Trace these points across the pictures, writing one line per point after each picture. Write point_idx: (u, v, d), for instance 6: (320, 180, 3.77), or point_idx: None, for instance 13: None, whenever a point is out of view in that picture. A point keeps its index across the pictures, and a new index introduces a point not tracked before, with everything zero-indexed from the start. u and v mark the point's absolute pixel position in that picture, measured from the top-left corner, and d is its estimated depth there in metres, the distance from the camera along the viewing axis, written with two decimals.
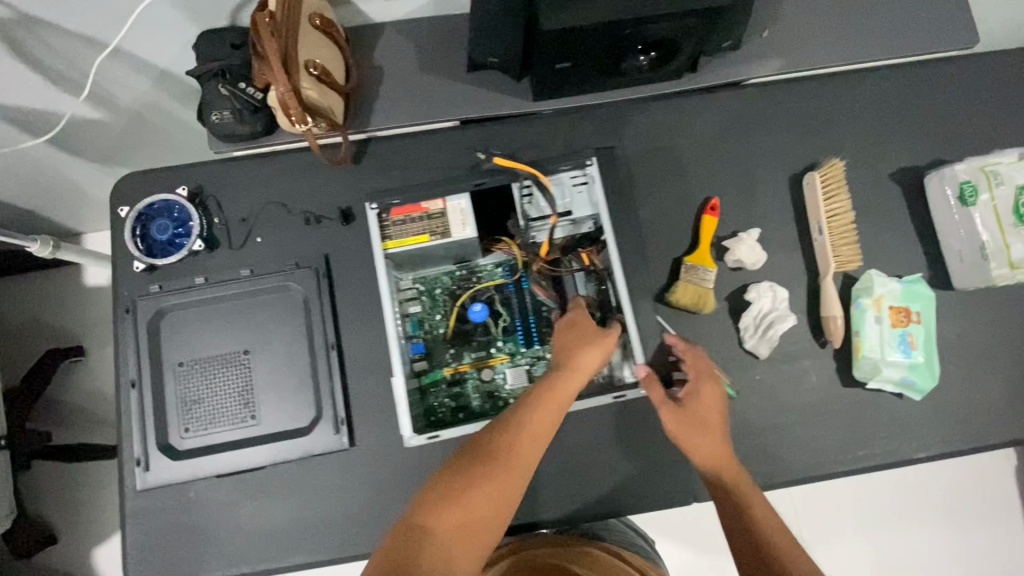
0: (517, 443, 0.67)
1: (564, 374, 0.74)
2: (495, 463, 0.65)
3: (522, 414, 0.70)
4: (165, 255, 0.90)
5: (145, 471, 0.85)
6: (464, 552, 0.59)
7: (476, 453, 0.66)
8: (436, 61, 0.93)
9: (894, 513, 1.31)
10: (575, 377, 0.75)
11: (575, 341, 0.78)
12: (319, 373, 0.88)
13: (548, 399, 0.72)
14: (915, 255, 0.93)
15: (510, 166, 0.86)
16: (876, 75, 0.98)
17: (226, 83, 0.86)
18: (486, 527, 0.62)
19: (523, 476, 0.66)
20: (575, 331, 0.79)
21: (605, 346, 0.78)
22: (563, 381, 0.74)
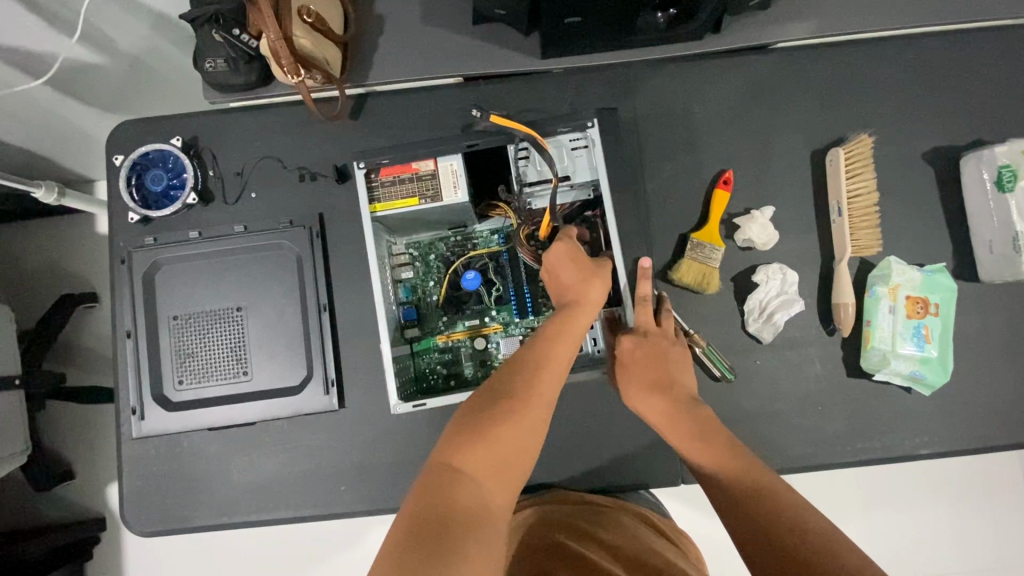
0: (534, 383, 0.66)
1: (573, 313, 0.73)
2: (515, 402, 0.65)
3: (537, 354, 0.69)
4: (160, 207, 0.89)
5: (141, 420, 0.86)
6: (496, 491, 0.59)
7: (497, 396, 0.65)
8: (440, 11, 0.88)
9: (931, 498, 1.18)
10: (585, 313, 0.73)
11: (583, 278, 0.75)
12: (311, 334, 0.87)
13: (559, 339, 0.70)
14: (940, 242, 0.87)
15: (506, 126, 0.80)
16: (919, 42, 0.89)
17: (219, 29, 0.81)
18: (515, 465, 0.62)
19: (542, 411, 0.66)
20: (577, 267, 0.75)
21: (608, 281, 0.76)
22: (573, 320, 0.72)
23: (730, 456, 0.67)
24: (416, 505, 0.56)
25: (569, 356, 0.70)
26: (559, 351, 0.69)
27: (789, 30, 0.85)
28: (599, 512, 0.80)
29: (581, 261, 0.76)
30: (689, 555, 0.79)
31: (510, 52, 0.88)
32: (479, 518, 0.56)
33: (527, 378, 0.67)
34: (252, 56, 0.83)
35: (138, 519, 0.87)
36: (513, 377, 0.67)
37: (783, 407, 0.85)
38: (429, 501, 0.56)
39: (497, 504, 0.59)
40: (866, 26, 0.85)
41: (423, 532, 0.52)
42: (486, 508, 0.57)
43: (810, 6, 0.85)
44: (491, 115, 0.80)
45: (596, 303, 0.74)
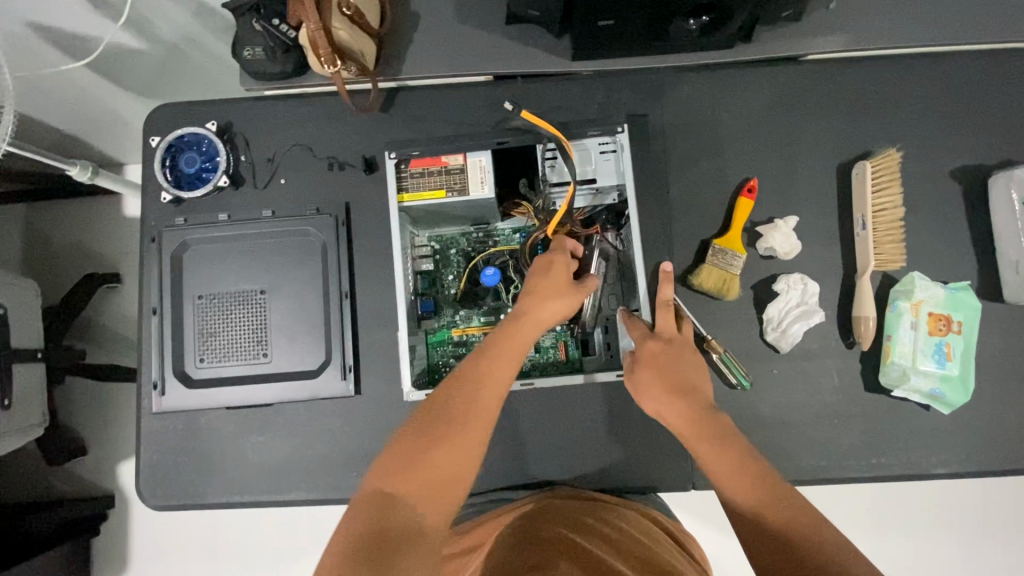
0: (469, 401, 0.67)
1: (522, 328, 0.73)
2: (452, 420, 0.65)
3: (475, 369, 0.69)
4: (191, 188, 0.91)
5: (161, 395, 0.88)
6: (431, 505, 0.59)
7: (435, 412, 0.65)
8: (475, 10, 0.89)
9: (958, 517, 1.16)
10: (529, 327, 0.73)
11: (537, 292, 0.75)
12: (331, 320, 0.88)
13: (502, 354, 0.71)
14: (965, 261, 0.87)
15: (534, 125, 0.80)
16: (950, 60, 0.89)
17: (260, 19, 0.84)
18: (451, 483, 0.61)
19: (482, 429, 0.65)
20: (539, 282, 0.77)
21: (567, 295, 0.76)
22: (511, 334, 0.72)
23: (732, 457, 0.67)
24: (352, 523, 0.56)
25: (511, 371, 0.70)
26: (497, 366, 0.70)
27: (821, 42, 0.86)
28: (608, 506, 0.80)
29: (549, 276, 0.77)
30: (698, 560, 0.78)
31: (541, 53, 0.89)
32: (411, 536, 0.55)
33: (466, 395, 0.67)
34: (289, 46, 0.86)
35: (151, 493, 0.88)
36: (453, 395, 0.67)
37: (798, 418, 0.85)
38: (365, 520, 0.56)
39: (430, 523, 0.58)
40: (898, 41, 0.86)
41: (361, 547, 0.53)
42: (420, 528, 0.57)
43: (843, 20, 0.86)
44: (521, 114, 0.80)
45: (546, 318, 0.74)
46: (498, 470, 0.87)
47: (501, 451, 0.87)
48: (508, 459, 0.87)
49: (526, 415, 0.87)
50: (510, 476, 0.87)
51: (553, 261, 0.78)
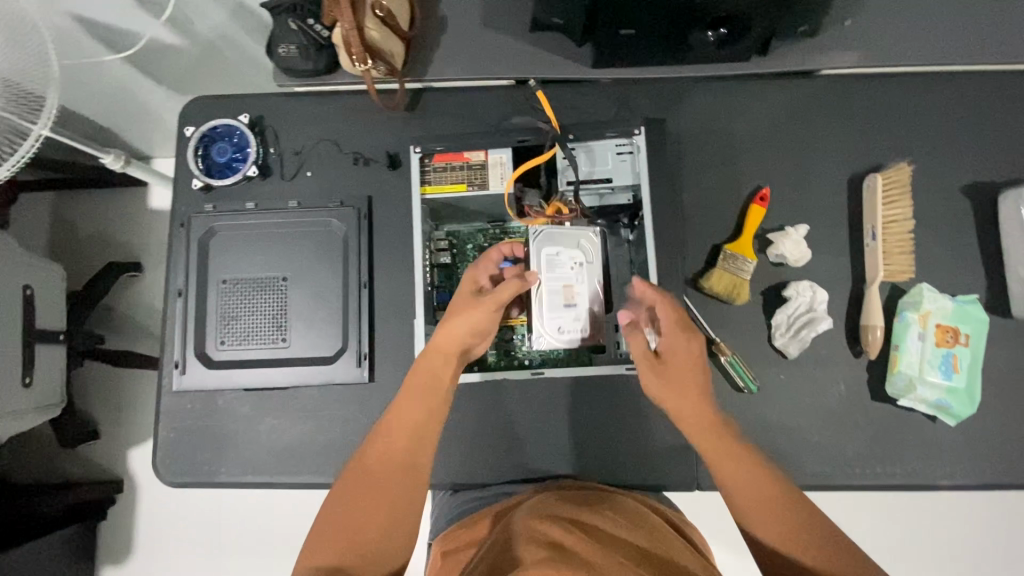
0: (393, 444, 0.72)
1: (434, 365, 0.76)
2: (373, 474, 0.70)
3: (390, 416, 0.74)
4: (222, 177, 0.95)
5: (182, 374, 0.90)
6: (370, 554, 0.66)
7: (359, 471, 0.71)
8: (500, 17, 0.93)
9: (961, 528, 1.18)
10: (441, 358, 0.77)
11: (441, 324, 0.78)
12: (349, 309, 0.91)
13: (411, 396, 0.74)
14: (974, 275, 0.88)
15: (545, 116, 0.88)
16: (963, 80, 0.91)
17: (295, 18, 0.88)
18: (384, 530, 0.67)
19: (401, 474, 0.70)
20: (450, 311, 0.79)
21: (469, 316, 0.76)
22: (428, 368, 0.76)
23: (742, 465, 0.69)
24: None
25: (423, 406, 0.74)
26: (414, 403, 0.74)
27: (835, 58, 0.88)
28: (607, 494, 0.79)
29: (455, 300, 0.79)
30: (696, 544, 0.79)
31: (562, 60, 0.92)
32: None
33: (382, 447, 0.72)
34: (322, 45, 0.90)
35: (167, 470, 0.90)
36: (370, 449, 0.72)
37: (805, 424, 0.86)
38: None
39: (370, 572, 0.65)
40: (911, 59, 0.88)
41: None
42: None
43: (858, 37, 0.88)
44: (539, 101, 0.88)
45: (459, 340, 0.77)
46: (506, 462, 0.88)
47: (509, 444, 0.88)
48: (516, 452, 0.88)
49: (535, 410, 0.89)
50: (517, 469, 0.88)
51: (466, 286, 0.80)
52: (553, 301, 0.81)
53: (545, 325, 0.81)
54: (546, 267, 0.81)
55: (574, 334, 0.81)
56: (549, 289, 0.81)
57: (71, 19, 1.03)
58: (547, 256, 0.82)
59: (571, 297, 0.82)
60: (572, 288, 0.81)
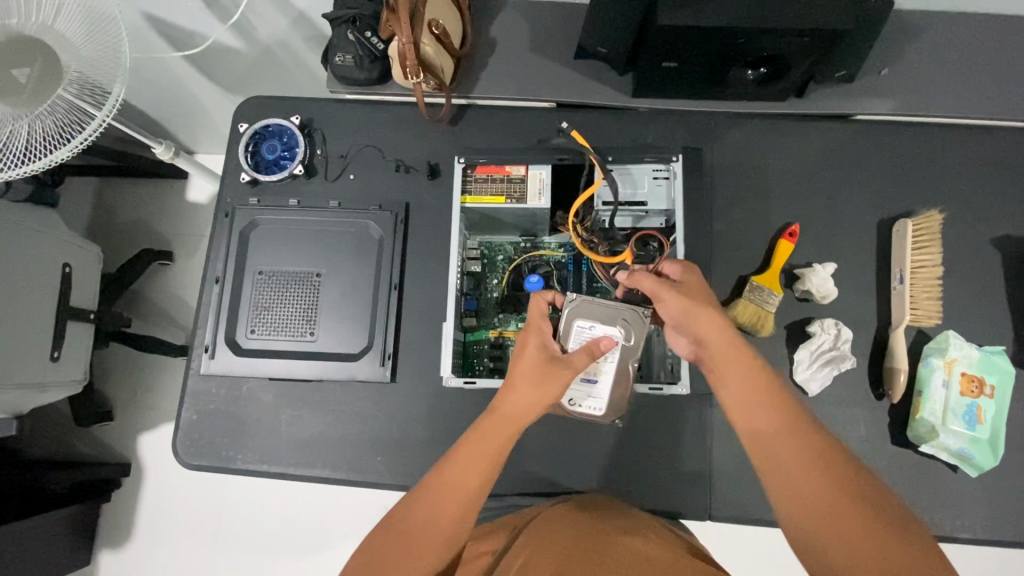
0: (438, 510, 0.65)
1: (496, 428, 0.69)
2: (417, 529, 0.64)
3: (443, 478, 0.67)
4: (269, 172, 0.99)
5: (211, 358, 0.93)
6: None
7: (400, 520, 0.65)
8: (547, 44, 0.97)
9: None
10: (506, 430, 0.69)
11: (511, 382, 0.72)
12: (378, 308, 0.93)
13: (471, 461, 0.67)
14: (1002, 328, 0.88)
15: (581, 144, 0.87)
16: (994, 135, 0.93)
17: (354, 30, 0.93)
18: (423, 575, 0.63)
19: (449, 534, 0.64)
20: (525, 370, 0.72)
21: (546, 387, 0.70)
22: (490, 436, 0.69)
23: (787, 431, 0.61)
24: None
25: (482, 478, 0.67)
26: (466, 474, 0.67)
27: (871, 104, 0.91)
28: (633, 514, 0.76)
29: (526, 361, 0.72)
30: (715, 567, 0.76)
31: (604, 87, 0.96)
32: None
33: (426, 506, 0.65)
34: (376, 57, 0.94)
35: (186, 451, 0.92)
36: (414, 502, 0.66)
37: None
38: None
39: None
40: (945, 111, 0.90)
41: None
42: None
43: (894, 86, 0.91)
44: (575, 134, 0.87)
45: (526, 412, 0.70)
46: (518, 474, 0.89)
47: (523, 455, 0.89)
48: (530, 463, 0.89)
49: (551, 425, 0.89)
50: (530, 481, 0.88)
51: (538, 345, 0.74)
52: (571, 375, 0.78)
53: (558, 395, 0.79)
54: (572, 336, 0.77)
55: (587, 408, 0.79)
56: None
57: (144, 16, 1.11)
58: (578, 328, 0.77)
59: (593, 371, 0.78)
60: (596, 363, 0.77)
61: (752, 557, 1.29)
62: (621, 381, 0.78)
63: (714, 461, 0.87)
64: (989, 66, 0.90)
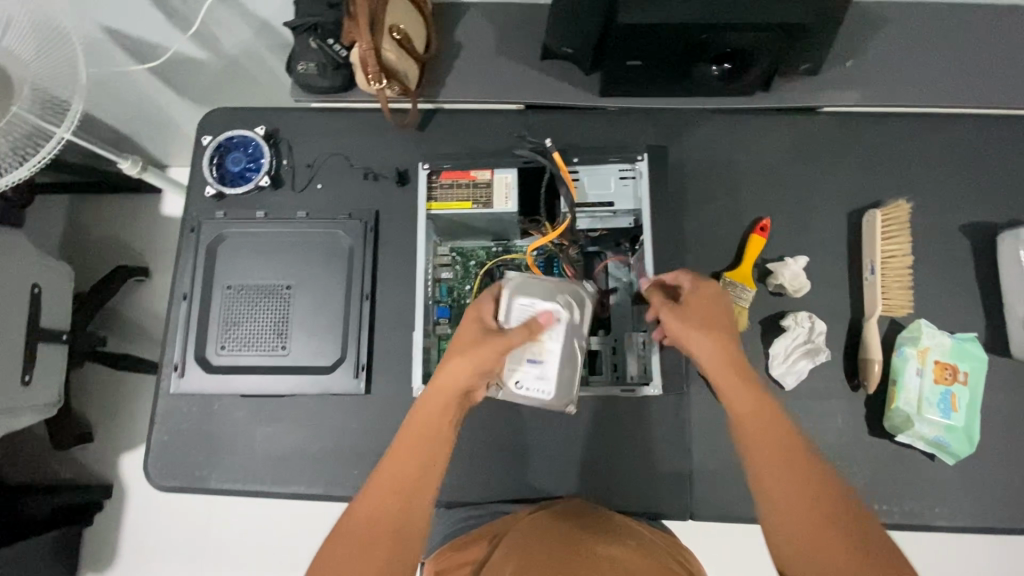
0: (396, 490, 0.66)
1: (437, 401, 0.70)
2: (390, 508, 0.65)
3: (404, 457, 0.67)
4: (234, 185, 0.97)
5: (181, 377, 0.91)
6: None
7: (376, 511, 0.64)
8: (513, 46, 0.97)
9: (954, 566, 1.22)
10: (446, 401, 0.70)
11: (446, 355, 0.72)
12: (350, 319, 0.92)
13: (421, 438, 0.68)
14: (974, 314, 0.88)
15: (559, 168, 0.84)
16: (960, 123, 0.94)
17: (316, 37, 0.92)
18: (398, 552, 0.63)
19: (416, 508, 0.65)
20: (460, 342, 0.72)
21: (476, 354, 0.70)
22: (431, 414, 0.69)
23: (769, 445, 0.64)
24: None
25: (434, 454, 0.68)
26: (417, 449, 0.68)
27: (836, 96, 0.91)
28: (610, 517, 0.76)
29: (461, 333, 0.73)
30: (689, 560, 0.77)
31: (571, 88, 0.96)
32: None
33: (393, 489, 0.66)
34: (340, 64, 0.93)
35: (159, 473, 0.90)
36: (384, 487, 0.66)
37: None
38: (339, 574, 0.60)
39: None
40: (909, 100, 0.91)
41: None
42: None
43: (858, 77, 0.91)
44: (552, 155, 0.85)
45: (464, 380, 0.70)
46: (499, 481, 0.88)
47: (502, 460, 0.88)
48: (509, 469, 0.88)
49: (529, 430, 0.89)
50: (510, 488, 0.87)
51: (471, 319, 0.74)
52: (515, 355, 0.74)
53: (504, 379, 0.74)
54: (513, 313, 0.74)
55: (536, 392, 0.73)
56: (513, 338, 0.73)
57: (102, 28, 1.09)
58: (520, 304, 0.74)
59: (538, 351, 0.74)
60: (540, 341, 0.73)
61: (742, 552, 1.29)
62: (568, 361, 0.74)
63: (694, 460, 0.87)
64: (950, 55, 0.91)
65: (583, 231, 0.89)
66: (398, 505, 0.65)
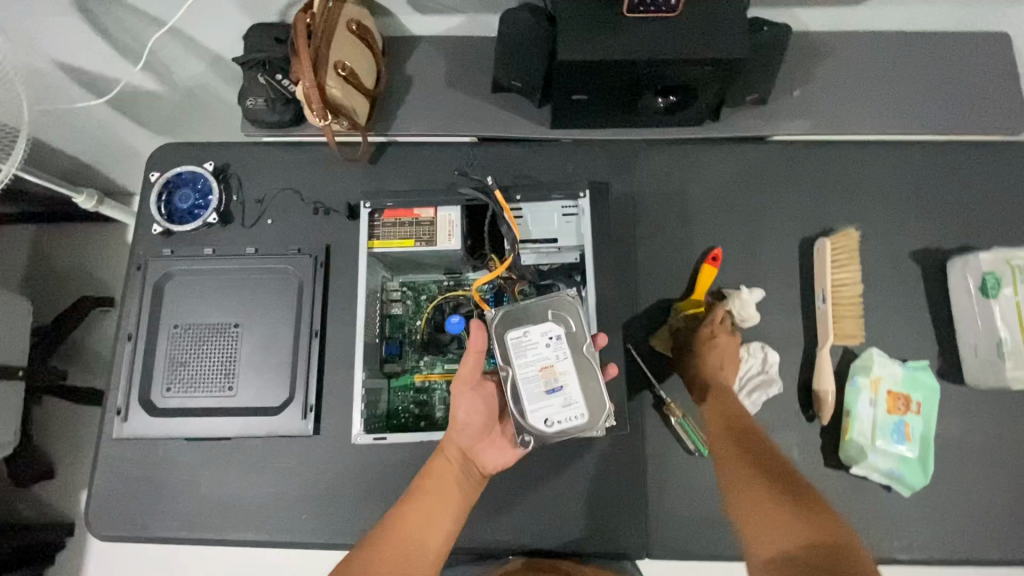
0: (421, 524, 0.68)
1: (458, 456, 0.76)
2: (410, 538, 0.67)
3: (425, 495, 0.71)
4: (182, 222, 0.96)
5: (123, 421, 0.88)
6: None
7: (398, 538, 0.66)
8: (463, 79, 0.97)
9: None
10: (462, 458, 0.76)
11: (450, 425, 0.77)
12: (299, 357, 0.90)
13: (445, 482, 0.73)
14: (927, 342, 0.88)
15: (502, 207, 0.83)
16: (909, 149, 0.94)
17: (265, 73, 0.92)
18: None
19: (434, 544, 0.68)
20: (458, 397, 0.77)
21: (468, 401, 0.76)
22: (453, 469, 0.75)
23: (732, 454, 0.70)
24: None
25: (457, 503, 0.72)
26: (442, 491, 0.72)
27: (783, 125, 0.91)
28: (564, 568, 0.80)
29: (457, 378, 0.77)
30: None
31: (521, 120, 0.96)
32: None
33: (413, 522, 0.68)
34: (289, 99, 0.93)
35: (101, 522, 0.87)
36: (402, 517, 0.69)
37: None
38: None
39: None
40: (855, 128, 0.91)
41: None
42: None
43: (804, 106, 0.92)
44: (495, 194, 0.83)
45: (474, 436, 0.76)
46: None
47: None
48: None
49: None
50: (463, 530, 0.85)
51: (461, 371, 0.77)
52: (531, 388, 0.74)
53: (531, 418, 0.73)
54: (514, 352, 0.75)
55: (569, 420, 0.73)
56: (524, 377, 0.74)
57: (52, 63, 1.07)
58: (514, 339, 0.75)
59: (552, 377, 0.74)
60: (553, 366, 0.74)
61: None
62: (586, 376, 0.75)
63: (651, 497, 0.85)
64: (894, 83, 0.92)
65: (529, 266, 0.88)
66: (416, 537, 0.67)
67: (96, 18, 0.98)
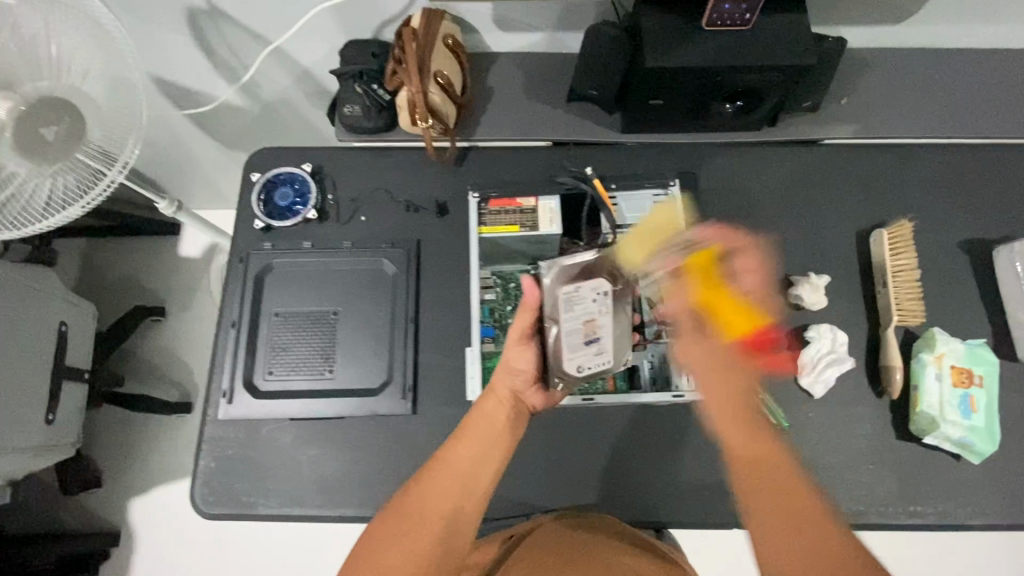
0: (466, 462, 0.73)
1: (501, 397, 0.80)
2: (456, 474, 0.72)
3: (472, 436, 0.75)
4: (282, 219, 1.02)
5: (229, 403, 0.93)
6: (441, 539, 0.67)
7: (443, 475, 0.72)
8: (542, 89, 1.06)
9: None
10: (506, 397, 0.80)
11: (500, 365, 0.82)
12: (396, 342, 0.96)
13: (490, 423, 0.77)
14: (980, 323, 0.95)
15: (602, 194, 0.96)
16: (948, 152, 1.04)
17: (361, 83, 1.00)
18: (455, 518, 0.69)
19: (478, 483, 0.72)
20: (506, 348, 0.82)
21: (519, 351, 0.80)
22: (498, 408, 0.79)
23: None
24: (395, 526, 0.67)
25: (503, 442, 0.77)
26: (488, 432, 0.76)
27: (836, 129, 1.01)
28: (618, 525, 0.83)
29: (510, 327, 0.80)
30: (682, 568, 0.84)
31: (596, 126, 1.04)
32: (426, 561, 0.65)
33: (460, 459, 0.73)
34: (383, 106, 1.01)
35: (205, 501, 0.90)
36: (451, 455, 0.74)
37: (833, 461, 0.89)
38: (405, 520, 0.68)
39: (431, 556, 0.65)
40: (900, 131, 1.01)
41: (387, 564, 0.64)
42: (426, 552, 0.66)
43: (853, 112, 1.01)
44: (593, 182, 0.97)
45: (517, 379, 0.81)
46: (547, 494, 0.90)
47: (548, 476, 0.91)
48: (555, 484, 0.91)
49: (573, 446, 0.92)
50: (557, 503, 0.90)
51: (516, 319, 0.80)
52: (573, 342, 0.76)
53: (567, 367, 0.76)
54: (562, 306, 0.77)
55: (601, 368, 0.77)
56: (567, 330, 0.76)
57: (150, 76, 1.17)
58: (565, 295, 0.77)
59: (593, 332, 0.76)
60: (595, 322, 0.76)
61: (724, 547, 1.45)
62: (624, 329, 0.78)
63: None
64: (932, 93, 1.02)
65: None
66: (465, 475, 0.72)
67: (204, 34, 1.06)
